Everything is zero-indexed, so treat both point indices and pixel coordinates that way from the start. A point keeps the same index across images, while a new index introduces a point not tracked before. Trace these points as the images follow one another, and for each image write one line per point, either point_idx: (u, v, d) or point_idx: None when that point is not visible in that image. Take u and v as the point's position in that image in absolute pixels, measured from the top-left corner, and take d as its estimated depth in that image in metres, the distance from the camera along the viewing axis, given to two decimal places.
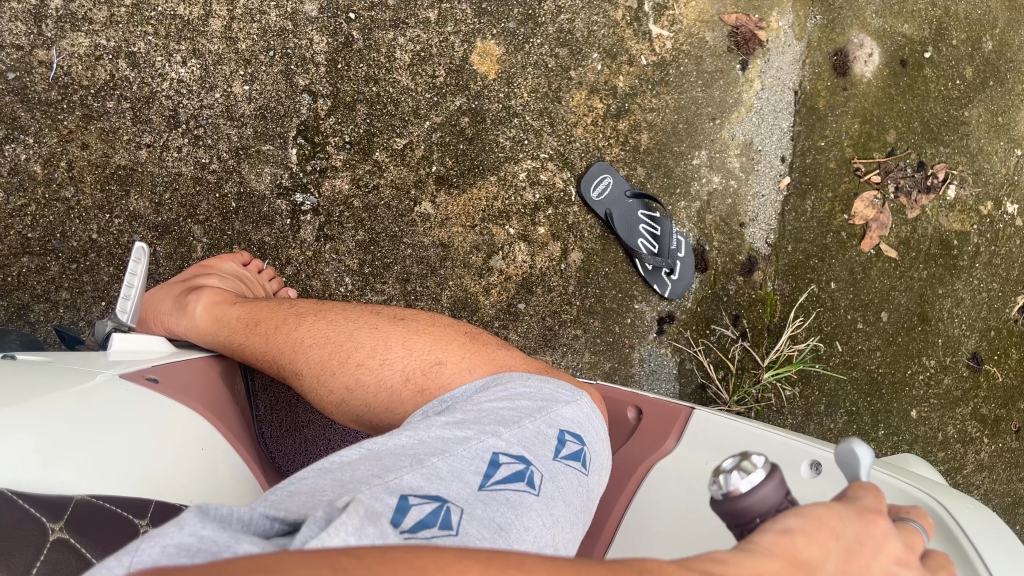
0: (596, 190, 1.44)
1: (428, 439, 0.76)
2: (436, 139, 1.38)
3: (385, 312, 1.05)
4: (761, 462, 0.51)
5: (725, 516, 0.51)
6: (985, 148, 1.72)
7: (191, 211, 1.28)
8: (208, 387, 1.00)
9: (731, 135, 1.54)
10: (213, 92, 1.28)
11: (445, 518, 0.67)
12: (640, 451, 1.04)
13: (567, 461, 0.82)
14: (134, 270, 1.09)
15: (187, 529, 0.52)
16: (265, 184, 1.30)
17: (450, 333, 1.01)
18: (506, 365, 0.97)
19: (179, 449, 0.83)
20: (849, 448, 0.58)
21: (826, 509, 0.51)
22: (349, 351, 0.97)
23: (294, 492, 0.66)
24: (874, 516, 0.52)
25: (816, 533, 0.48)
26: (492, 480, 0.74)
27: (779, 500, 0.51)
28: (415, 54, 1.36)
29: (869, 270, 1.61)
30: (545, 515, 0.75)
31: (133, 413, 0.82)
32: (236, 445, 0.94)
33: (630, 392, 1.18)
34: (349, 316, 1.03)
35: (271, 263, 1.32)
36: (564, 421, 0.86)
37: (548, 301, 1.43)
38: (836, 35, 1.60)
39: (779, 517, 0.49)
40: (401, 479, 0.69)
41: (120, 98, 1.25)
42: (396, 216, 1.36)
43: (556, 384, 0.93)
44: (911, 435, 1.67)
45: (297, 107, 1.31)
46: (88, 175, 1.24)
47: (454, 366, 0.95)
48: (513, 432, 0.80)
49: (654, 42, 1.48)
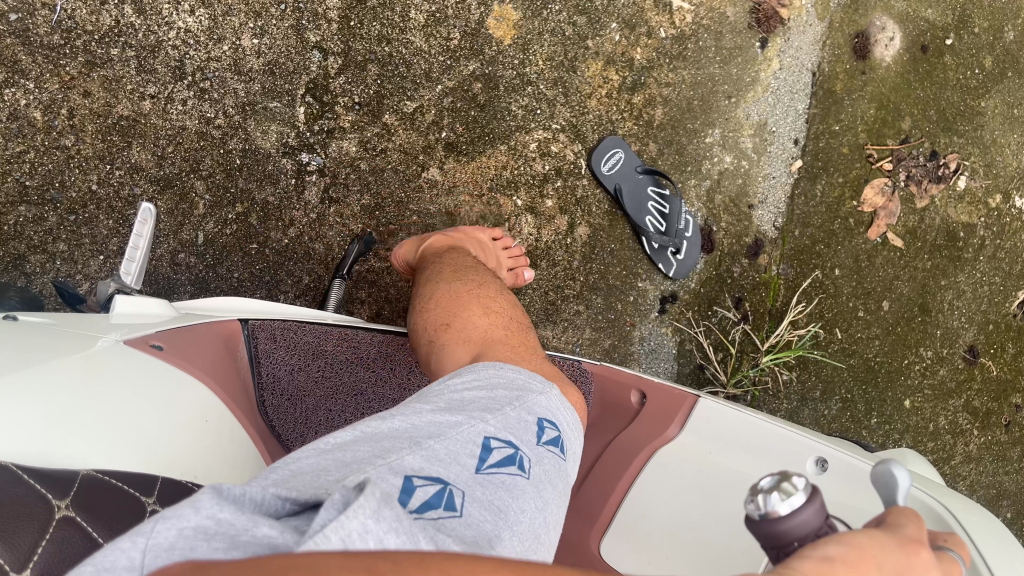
0: (606, 165, 1.41)
1: (419, 423, 0.74)
2: (447, 104, 1.31)
3: (449, 266, 1.13)
4: (803, 484, 0.49)
5: (761, 538, 0.49)
6: (998, 140, 1.74)
7: (194, 166, 1.18)
8: (214, 356, 0.99)
9: (745, 114, 1.52)
10: (221, 44, 1.18)
11: (449, 501, 0.65)
12: (640, 436, 1.03)
13: (548, 447, 0.80)
14: (139, 233, 1.09)
15: (204, 511, 0.47)
16: (271, 142, 1.21)
17: (487, 296, 1.07)
18: (502, 331, 0.99)
19: (188, 421, 0.82)
20: (889, 472, 0.56)
21: (869, 538, 0.50)
22: (423, 296, 1.08)
23: (292, 472, 0.63)
24: (916, 548, 0.51)
25: (856, 562, 0.47)
26: (486, 463, 0.72)
27: (819, 525, 0.49)
28: (430, 15, 1.29)
29: (873, 258, 1.62)
30: (538, 498, 0.73)
31: (137, 381, 0.81)
32: (232, 408, 0.92)
33: (636, 375, 1.18)
34: (432, 269, 1.13)
35: (274, 225, 1.22)
36: (540, 409, 0.84)
37: (552, 275, 1.41)
38: (858, 16, 1.58)
39: (819, 543, 0.47)
40: (403, 461, 0.66)
41: (125, 45, 1.15)
42: (403, 180, 1.29)
43: (526, 374, 0.89)
44: (903, 424, 1.69)
45: (307, 64, 1.22)
46: (89, 124, 1.14)
47: (461, 327, 0.99)
48: (498, 418, 0.78)
49: (674, 15, 1.45)
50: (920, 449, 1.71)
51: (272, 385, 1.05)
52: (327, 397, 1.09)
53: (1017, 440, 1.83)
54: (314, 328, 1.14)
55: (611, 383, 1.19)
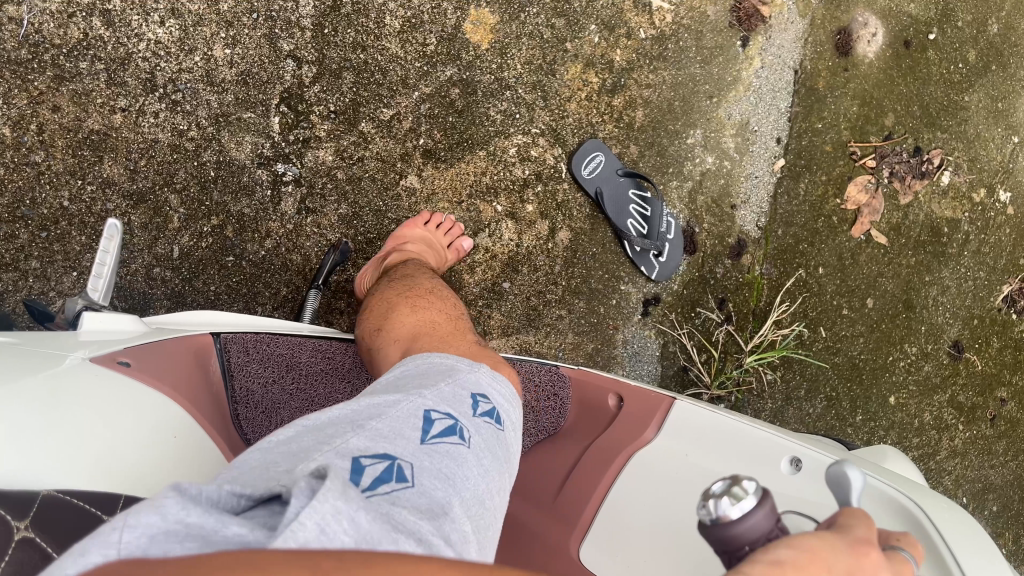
0: (587, 168, 1.40)
1: (358, 407, 0.75)
2: (425, 111, 1.30)
3: (391, 275, 1.18)
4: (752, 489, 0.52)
5: (715, 542, 0.51)
6: (982, 134, 1.74)
7: (167, 179, 1.17)
8: (181, 368, 0.98)
9: (727, 114, 1.51)
10: (192, 55, 1.16)
11: (400, 473, 0.67)
12: (618, 440, 1.03)
13: (485, 418, 0.83)
14: (107, 248, 1.08)
15: (170, 515, 0.47)
16: (246, 153, 1.20)
17: (420, 292, 1.12)
18: (429, 322, 1.04)
19: (157, 438, 0.81)
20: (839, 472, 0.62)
21: (820, 540, 0.51)
22: (371, 306, 1.13)
23: (242, 467, 0.63)
24: (865, 549, 0.52)
25: (808, 566, 0.48)
26: (430, 435, 0.74)
27: (770, 528, 0.51)
28: (406, 21, 1.27)
29: (857, 256, 1.62)
30: (478, 466, 0.75)
31: (106, 397, 0.80)
32: (202, 421, 0.91)
33: (615, 380, 1.19)
34: (386, 282, 1.17)
35: (250, 237, 1.20)
36: (472, 385, 0.86)
37: (534, 280, 1.40)
38: (840, 13, 1.58)
39: (770, 546, 0.49)
40: (349, 442, 0.68)
41: (93, 58, 1.13)
42: (380, 189, 1.28)
43: (453, 358, 0.92)
44: (888, 421, 1.69)
45: (281, 73, 1.20)
46: (59, 140, 1.12)
47: (399, 328, 1.04)
48: (435, 393, 0.81)
49: (653, 15, 1.44)
50: (904, 445, 1.72)
51: (245, 398, 1.04)
52: (303, 408, 1.08)
53: (1002, 433, 1.83)
54: (288, 339, 1.13)
55: (587, 388, 1.20)
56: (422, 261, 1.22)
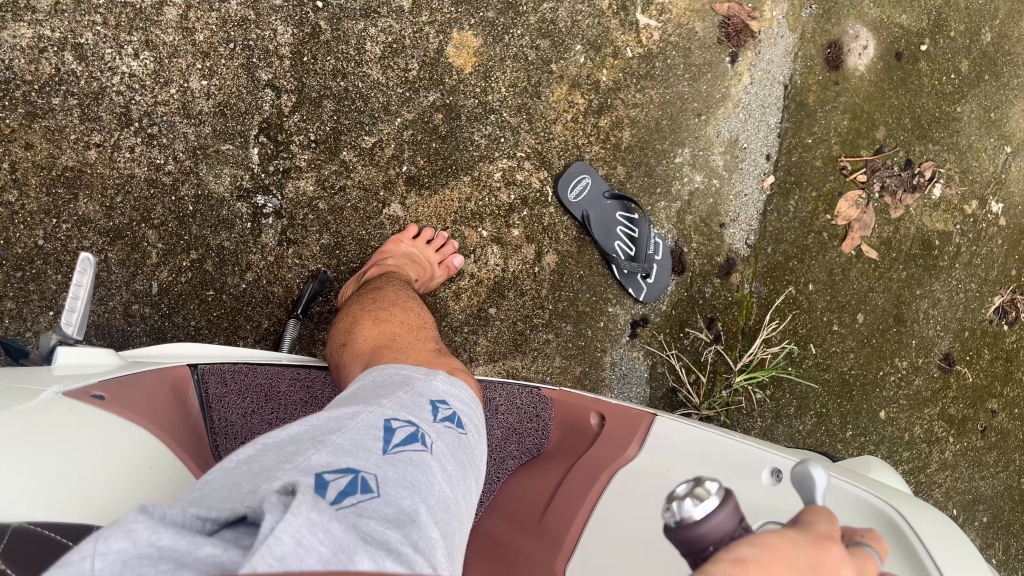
0: (574, 191, 1.38)
1: (317, 423, 0.73)
2: (407, 137, 1.28)
3: (363, 289, 1.17)
4: (715, 488, 0.49)
5: (678, 544, 0.49)
6: (974, 145, 1.72)
7: (144, 215, 1.15)
8: (158, 398, 0.96)
9: (716, 132, 1.49)
10: (168, 87, 1.14)
11: (364, 485, 0.65)
12: (601, 458, 1.03)
13: (445, 423, 0.82)
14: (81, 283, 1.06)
15: (144, 539, 0.48)
16: (224, 186, 1.18)
17: (383, 303, 1.12)
18: (389, 334, 1.03)
19: (133, 470, 0.79)
20: (805, 471, 0.55)
21: (780, 537, 0.49)
22: (339, 322, 1.12)
23: (202, 491, 0.62)
24: (828, 543, 0.50)
25: (770, 564, 0.46)
26: (392, 444, 0.73)
27: (732, 528, 0.49)
28: (387, 46, 1.25)
29: (848, 272, 1.61)
30: (443, 471, 0.74)
31: (82, 429, 0.79)
32: (176, 450, 0.89)
33: (596, 399, 1.18)
34: (356, 296, 1.16)
35: (231, 271, 1.19)
36: (431, 393, 0.86)
37: (520, 305, 1.39)
38: (831, 26, 1.55)
39: (733, 546, 0.47)
40: (310, 460, 0.66)
41: (66, 94, 1.10)
42: (363, 218, 1.26)
43: (410, 367, 0.91)
44: (879, 435, 1.69)
45: (260, 103, 1.18)
46: (32, 178, 1.10)
47: (361, 342, 1.04)
48: (393, 403, 0.80)
49: (640, 33, 1.42)
50: (894, 460, 1.71)
51: (224, 429, 1.03)
52: None
53: (993, 444, 1.83)
54: (267, 369, 1.12)
55: (570, 410, 1.19)
56: (400, 275, 1.20)
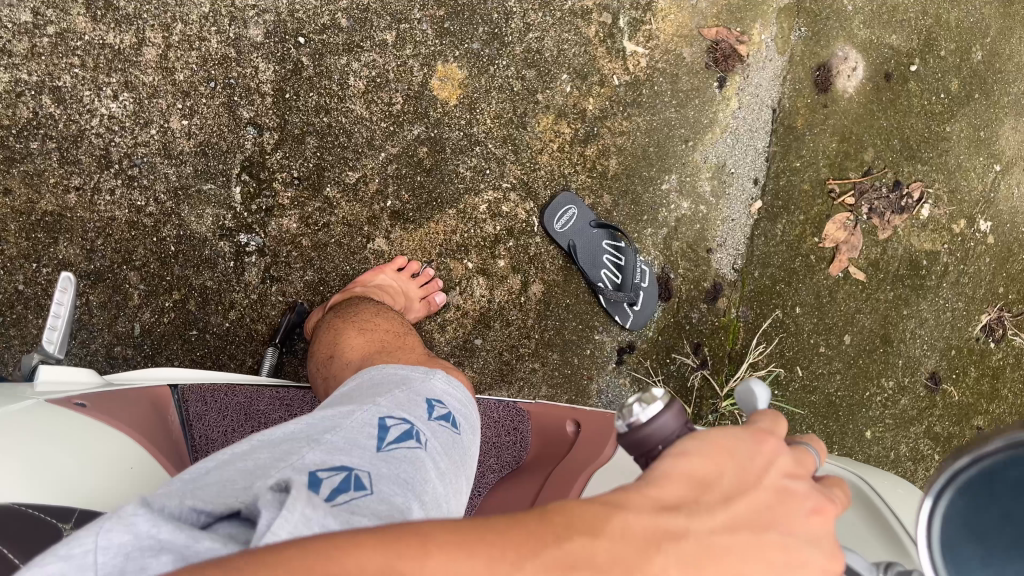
0: (560, 221, 1.37)
1: (312, 423, 0.74)
2: (392, 171, 1.27)
3: (337, 309, 1.16)
4: (660, 393, 0.52)
5: (629, 446, 0.53)
6: (963, 165, 1.71)
7: (126, 257, 1.16)
8: (140, 412, 0.98)
9: (703, 158, 1.48)
10: (148, 128, 1.16)
11: (357, 482, 0.65)
12: (581, 459, 1.01)
13: (441, 422, 0.82)
14: (59, 306, 1.08)
15: (143, 532, 0.49)
16: (207, 226, 1.19)
17: (366, 314, 1.13)
18: (378, 340, 1.04)
19: (109, 466, 0.80)
20: (748, 388, 0.60)
21: (722, 433, 0.54)
22: (321, 336, 1.12)
23: (192, 479, 0.62)
24: (764, 436, 0.56)
25: (710, 454, 0.52)
26: (386, 442, 0.73)
27: (676, 429, 0.53)
28: (370, 80, 1.25)
29: (835, 294, 1.61)
30: (436, 468, 0.74)
31: (63, 432, 0.82)
32: (160, 457, 0.90)
33: (569, 410, 1.19)
34: (332, 313, 1.16)
35: (214, 310, 1.19)
36: (426, 390, 0.86)
37: (506, 335, 1.38)
38: (820, 49, 1.54)
39: (678, 443, 0.52)
40: (304, 458, 0.67)
41: (44, 137, 1.13)
42: (348, 253, 1.26)
43: (408, 367, 0.91)
44: (864, 454, 1.70)
45: (241, 142, 1.20)
46: (12, 224, 1.13)
47: (347, 351, 1.04)
48: (389, 400, 0.80)
49: (628, 60, 1.41)
50: None
51: (205, 446, 1.02)
52: None
53: None
54: (245, 390, 1.11)
55: (546, 421, 1.20)
56: (375, 299, 1.20)
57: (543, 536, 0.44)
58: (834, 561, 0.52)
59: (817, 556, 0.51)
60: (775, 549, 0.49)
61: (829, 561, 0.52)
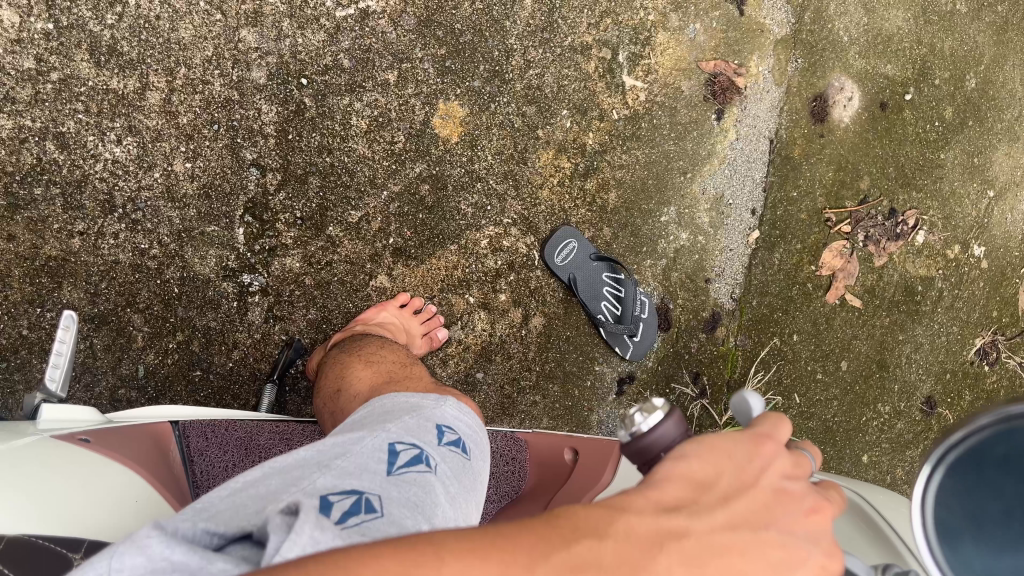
0: (560, 255, 1.38)
1: (322, 447, 0.72)
2: (393, 210, 1.30)
3: (340, 345, 1.17)
4: (661, 403, 0.53)
5: (632, 456, 0.54)
6: (958, 191, 1.71)
7: (130, 300, 1.19)
8: (140, 444, 0.97)
9: (702, 189, 1.49)
10: (152, 172, 1.19)
11: (368, 505, 0.63)
12: (582, 486, 1.00)
13: (451, 448, 0.80)
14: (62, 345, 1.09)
15: (156, 554, 0.48)
16: (210, 267, 1.22)
17: (370, 347, 1.14)
18: (385, 372, 1.05)
19: (116, 498, 0.78)
20: (742, 400, 0.58)
21: (720, 437, 0.55)
22: (326, 371, 1.12)
23: (205, 507, 0.60)
24: (763, 439, 0.56)
25: (708, 455, 0.53)
26: (396, 466, 0.72)
27: (676, 437, 0.53)
28: (372, 120, 1.28)
29: (832, 320, 1.62)
30: (447, 492, 0.73)
31: (75, 462, 0.81)
32: (162, 489, 0.87)
33: (567, 440, 1.19)
34: (336, 348, 1.17)
35: (217, 351, 1.23)
36: (438, 417, 0.84)
37: (507, 368, 1.39)
38: (816, 79, 1.54)
39: (680, 450, 0.52)
40: (315, 483, 0.65)
41: (48, 183, 1.15)
42: (350, 291, 1.29)
43: (419, 396, 0.88)
44: (861, 479, 1.71)
45: (244, 183, 1.22)
46: (16, 269, 1.14)
47: (352, 386, 1.04)
48: (397, 425, 0.79)
49: (627, 95, 1.42)
50: None
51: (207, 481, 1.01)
52: None
53: None
54: (244, 425, 1.10)
55: (545, 451, 1.20)
56: (379, 334, 1.21)
57: (550, 540, 0.45)
58: (832, 556, 0.53)
59: (814, 553, 0.52)
60: (771, 546, 0.50)
61: (827, 558, 0.53)
